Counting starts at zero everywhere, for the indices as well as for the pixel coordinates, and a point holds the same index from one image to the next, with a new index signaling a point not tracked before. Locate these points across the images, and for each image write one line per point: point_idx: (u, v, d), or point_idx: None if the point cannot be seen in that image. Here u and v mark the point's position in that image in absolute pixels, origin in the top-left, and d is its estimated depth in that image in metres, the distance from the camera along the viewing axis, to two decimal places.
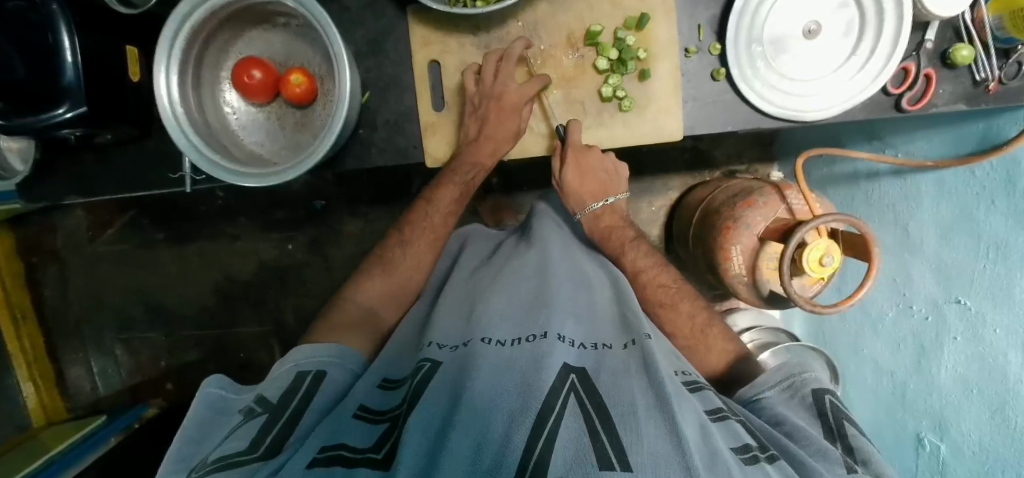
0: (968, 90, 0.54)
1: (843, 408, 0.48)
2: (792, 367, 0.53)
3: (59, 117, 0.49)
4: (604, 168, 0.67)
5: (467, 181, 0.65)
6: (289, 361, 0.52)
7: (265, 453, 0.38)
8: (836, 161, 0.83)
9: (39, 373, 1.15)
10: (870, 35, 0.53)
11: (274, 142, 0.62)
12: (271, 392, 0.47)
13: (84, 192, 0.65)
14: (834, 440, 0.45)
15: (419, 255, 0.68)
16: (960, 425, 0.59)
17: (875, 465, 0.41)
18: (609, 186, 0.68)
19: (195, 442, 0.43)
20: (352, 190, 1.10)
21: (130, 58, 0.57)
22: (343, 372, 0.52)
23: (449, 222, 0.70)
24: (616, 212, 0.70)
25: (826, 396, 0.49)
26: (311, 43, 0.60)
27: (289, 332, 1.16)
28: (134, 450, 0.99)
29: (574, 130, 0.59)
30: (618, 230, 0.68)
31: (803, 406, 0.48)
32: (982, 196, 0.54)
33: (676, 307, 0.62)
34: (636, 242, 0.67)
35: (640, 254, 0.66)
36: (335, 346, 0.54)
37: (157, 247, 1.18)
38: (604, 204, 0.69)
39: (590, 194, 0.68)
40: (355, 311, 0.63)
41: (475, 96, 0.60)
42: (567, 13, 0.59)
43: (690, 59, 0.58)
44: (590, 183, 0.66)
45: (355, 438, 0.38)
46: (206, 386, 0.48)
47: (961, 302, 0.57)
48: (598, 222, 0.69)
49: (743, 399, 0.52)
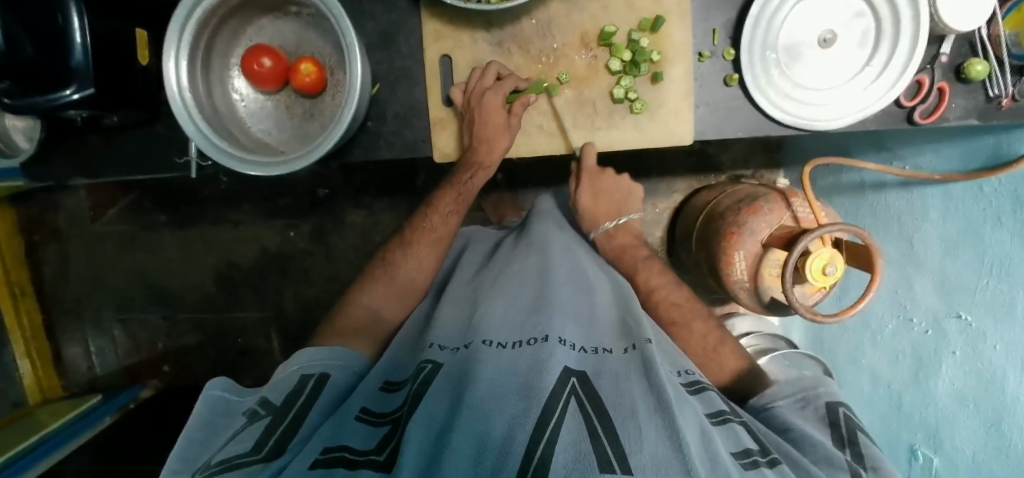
0: (980, 106, 0.54)
1: (856, 420, 0.49)
2: (804, 380, 0.54)
3: (65, 98, 0.49)
4: (617, 189, 0.73)
5: (461, 182, 0.66)
6: (294, 364, 0.53)
7: (269, 454, 0.39)
8: (842, 170, 0.83)
9: (36, 350, 1.17)
10: (885, 47, 0.53)
11: (281, 131, 0.61)
12: (275, 396, 0.47)
13: (88, 173, 0.65)
14: (844, 446, 0.45)
15: (420, 255, 0.69)
16: (955, 438, 0.60)
17: (883, 471, 0.41)
18: (622, 205, 0.73)
19: (200, 443, 0.43)
20: (356, 180, 1.10)
21: (140, 41, 0.56)
22: (346, 373, 0.54)
23: (450, 221, 0.70)
24: (629, 231, 0.73)
25: (840, 408, 0.50)
26: (322, 33, 0.59)
27: (290, 318, 1.16)
28: (126, 436, 0.99)
29: (589, 154, 0.60)
30: (632, 249, 0.71)
31: (814, 416, 0.49)
32: (989, 212, 0.54)
33: (689, 326, 0.62)
34: (648, 261, 0.69)
35: (653, 273, 0.68)
36: (338, 348, 0.56)
37: (158, 230, 1.18)
38: (617, 223, 0.72)
39: (605, 214, 0.72)
40: (360, 314, 0.65)
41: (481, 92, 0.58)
42: (582, 13, 0.58)
43: (703, 63, 0.58)
44: (603, 203, 0.72)
45: (357, 439, 0.38)
46: (210, 389, 0.48)
47: (962, 316, 0.57)
48: (612, 241, 0.72)
49: (754, 407, 0.53)
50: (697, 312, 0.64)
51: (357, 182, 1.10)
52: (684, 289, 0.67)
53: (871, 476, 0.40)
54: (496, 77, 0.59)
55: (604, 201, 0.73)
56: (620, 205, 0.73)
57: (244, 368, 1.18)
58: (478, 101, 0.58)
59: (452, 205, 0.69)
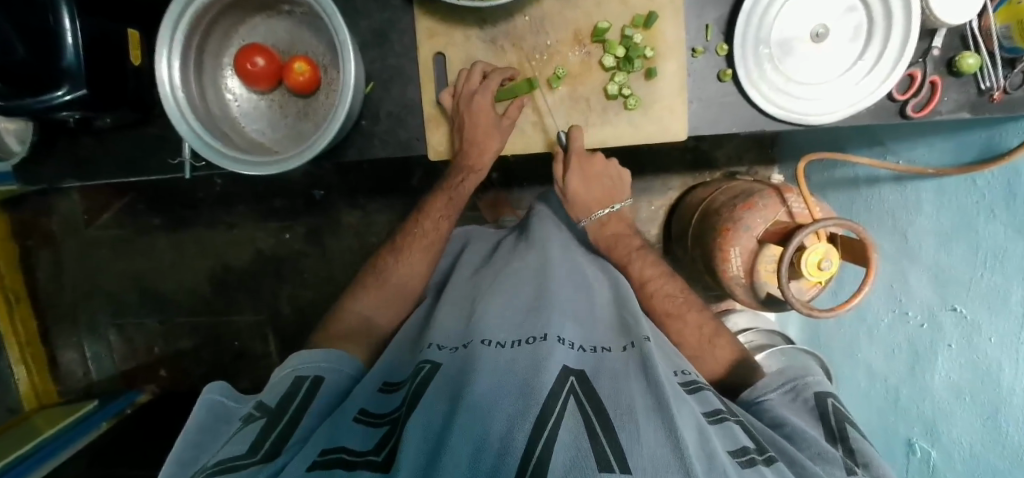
0: (973, 99, 0.54)
1: (845, 411, 0.49)
2: (794, 371, 0.54)
3: (58, 99, 0.48)
4: (608, 174, 0.69)
5: (456, 185, 0.67)
6: (289, 367, 0.53)
7: (264, 457, 0.38)
8: (836, 166, 0.83)
9: (31, 356, 1.16)
10: (877, 40, 0.53)
11: (276, 131, 0.61)
12: (270, 398, 0.47)
13: (82, 175, 0.64)
14: (835, 442, 0.45)
15: (411, 264, 0.69)
16: (952, 432, 0.61)
17: (875, 468, 0.41)
18: (613, 191, 0.70)
19: (196, 447, 0.43)
20: (351, 181, 1.10)
21: (132, 40, 0.56)
22: (341, 376, 0.54)
23: (442, 227, 0.70)
24: (622, 219, 0.71)
25: (829, 399, 0.50)
26: (316, 32, 0.59)
27: (286, 320, 1.16)
28: (123, 440, 0.99)
29: (576, 137, 0.59)
30: (624, 238, 0.69)
31: (805, 408, 0.49)
32: (983, 207, 0.54)
33: (683, 317, 0.62)
34: (642, 251, 0.68)
35: (646, 263, 0.67)
36: (332, 351, 0.56)
37: (152, 233, 1.17)
38: (610, 211, 0.70)
39: (597, 201, 0.69)
40: (353, 319, 0.65)
41: (472, 92, 0.58)
42: (575, 9, 0.58)
43: (697, 59, 0.58)
44: (594, 190, 0.68)
45: (355, 441, 0.38)
46: (207, 393, 0.48)
47: (957, 310, 0.58)
48: (604, 230, 0.70)
49: (747, 401, 0.53)
50: (692, 303, 0.64)
51: (352, 182, 1.09)
52: (678, 280, 0.67)
53: (864, 473, 0.41)
54: (482, 78, 0.59)
55: (595, 187, 0.68)
56: (610, 191, 0.70)
57: (241, 370, 1.18)
58: (467, 103, 0.58)
59: (444, 210, 0.70)
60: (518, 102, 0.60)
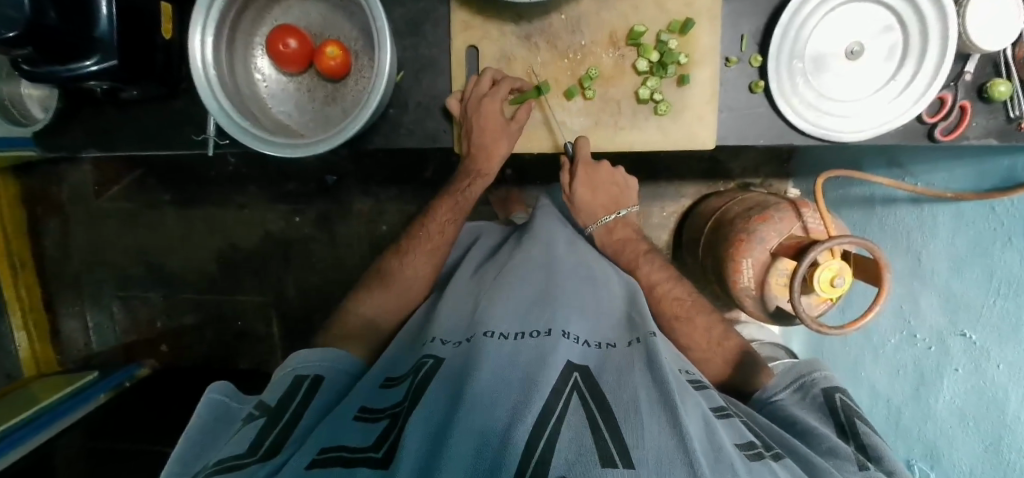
0: (1001, 126, 0.54)
1: (855, 407, 0.49)
2: (803, 367, 0.55)
3: (85, 69, 0.49)
4: (614, 181, 0.70)
5: (462, 190, 0.68)
6: (290, 365, 0.53)
7: (263, 456, 0.38)
8: (853, 183, 0.83)
9: (34, 321, 1.15)
10: (912, 60, 0.53)
11: (303, 114, 0.61)
12: (270, 398, 0.47)
13: (103, 146, 0.64)
14: (846, 438, 0.45)
15: (416, 266, 0.69)
16: (953, 455, 0.62)
17: (886, 463, 0.41)
18: (620, 198, 0.70)
19: (200, 447, 0.43)
20: (365, 168, 1.09)
21: (164, 14, 0.56)
22: (340, 375, 0.54)
23: (449, 229, 0.70)
24: (629, 224, 0.71)
25: (838, 394, 0.50)
26: (348, 16, 0.59)
27: (289, 303, 1.16)
28: (123, 413, 1.00)
29: (583, 146, 0.60)
30: (632, 242, 0.69)
31: (816, 405, 0.50)
32: (999, 233, 0.54)
33: (692, 320, 0.62)
34: (650, 255, 0.68)
35: (654, 268, 0.67)
36: (331, 350, 0.56)
37: (162, 208, 1.17)
38: (616, 216, 0.70)
39: (603, 207, 0.70)
40: (357, 320, 0.66)
41: (472, 97, 0.58)
42: (612, 10, 0.58)
43: (730, 68, 0.58)
44: (601, 196, 0.69)
45: (354, 437, 0.38)
46: (210, 392, 0.48)
47: (967, 335, 0.58)
48: (611, 235, 0.70)
49: (759, 400, 0.54)
50: (699, 306, 0.64)
51: (366, 169, 1.09)
52: (686, 284, 0.67)
53: (875, 468, 0.41)
54: (491, 82, 0.59)
55: (600, 193, 0.69)
56: (617, 198, 0.70)
57: (243, 351, 1.18)
58: (475, 105, 0.58)
59: (449, 216, 0.69)
60: (524, 108, 0.60)
